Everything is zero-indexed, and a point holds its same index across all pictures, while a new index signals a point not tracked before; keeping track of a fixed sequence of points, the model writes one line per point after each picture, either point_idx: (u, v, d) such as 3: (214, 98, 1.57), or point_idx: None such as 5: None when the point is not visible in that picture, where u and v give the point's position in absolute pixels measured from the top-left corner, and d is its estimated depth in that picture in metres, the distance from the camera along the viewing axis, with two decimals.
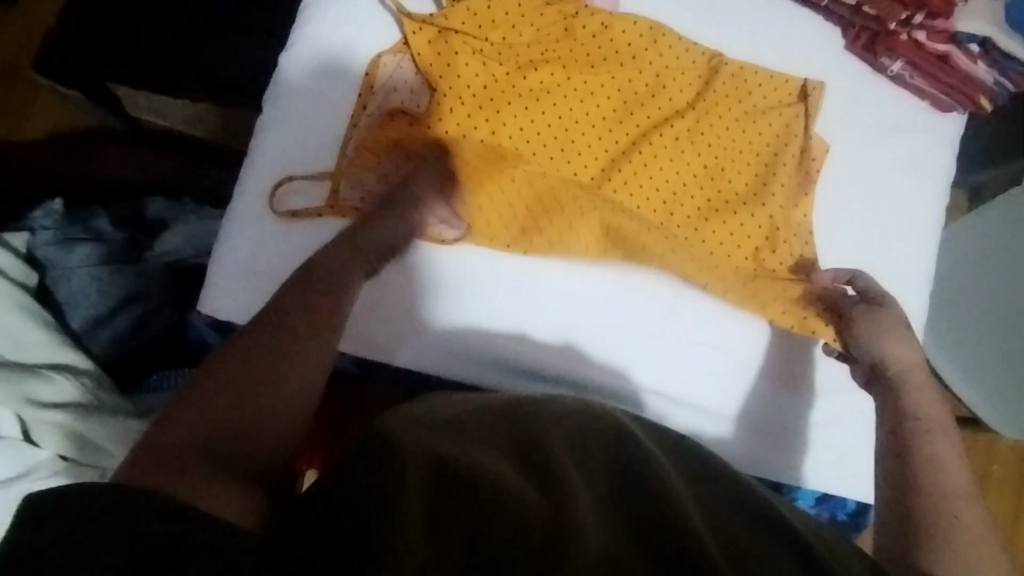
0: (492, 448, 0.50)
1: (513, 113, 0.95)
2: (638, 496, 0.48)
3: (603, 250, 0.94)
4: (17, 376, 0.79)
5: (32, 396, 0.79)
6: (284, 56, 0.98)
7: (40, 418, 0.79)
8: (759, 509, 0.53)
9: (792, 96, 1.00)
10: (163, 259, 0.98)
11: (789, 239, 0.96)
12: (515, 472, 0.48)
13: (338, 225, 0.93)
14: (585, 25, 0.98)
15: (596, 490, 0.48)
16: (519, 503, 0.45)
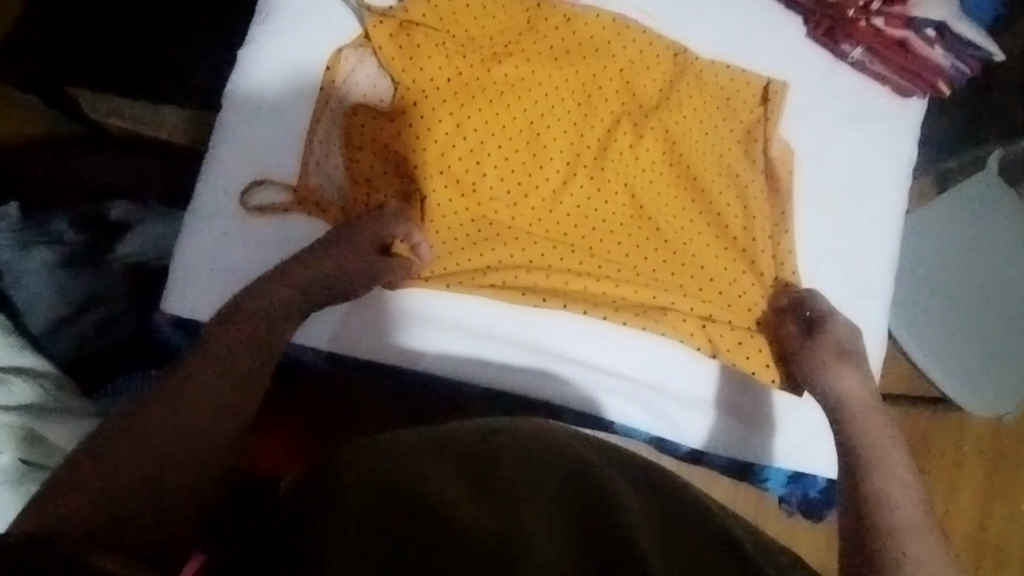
0: (452, 483, 0.54)
1: (476, 106, 0.89)
2: (597, 531, 0.52)
3: (566, 246, 0.89)
4: None
5: None
6: (246, 50, 0.93)
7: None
8: (706, 522, 0.55)
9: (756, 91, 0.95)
10: (126, 259, 0.99)
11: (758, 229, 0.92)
12: (472, 503, 0.53)
13: (307, 220, 0.89)
14: (545, 18, 0.93)
15: (554, 522, 0.52)
16: (464, 525, 0.51)
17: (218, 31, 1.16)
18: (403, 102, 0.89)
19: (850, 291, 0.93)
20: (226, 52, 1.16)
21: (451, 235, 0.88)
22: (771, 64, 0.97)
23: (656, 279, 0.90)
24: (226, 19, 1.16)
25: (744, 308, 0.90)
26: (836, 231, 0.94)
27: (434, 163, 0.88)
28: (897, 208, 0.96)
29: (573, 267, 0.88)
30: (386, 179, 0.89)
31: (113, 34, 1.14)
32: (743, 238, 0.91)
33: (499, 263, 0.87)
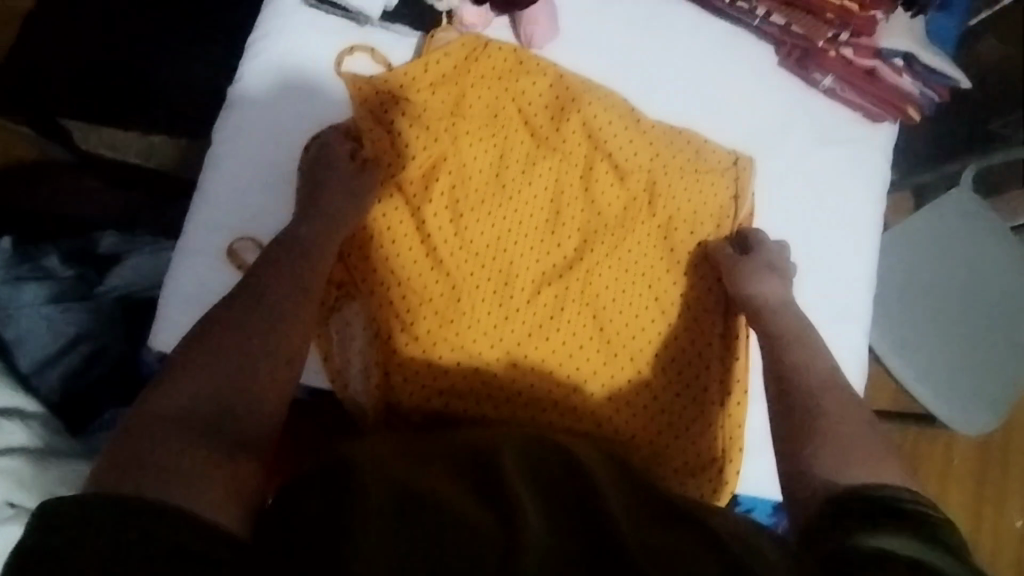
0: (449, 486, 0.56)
1: (456, 172, 0.91)
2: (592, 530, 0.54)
3: (547, 306, 0.90)
4: None
5: None
6: (230, 95, 0.94)
7: None
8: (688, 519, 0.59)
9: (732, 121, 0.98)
10: (114, 294, 1.01)
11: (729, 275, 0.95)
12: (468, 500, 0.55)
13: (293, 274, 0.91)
14: (532, 76, 0.94)
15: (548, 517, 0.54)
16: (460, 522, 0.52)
17: (210, 63, 1.17)
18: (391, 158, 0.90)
19: (831, 317, 0.96)
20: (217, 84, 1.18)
21: (434, 299, 0.88)
22: (748, 95, 0.99)
23: (631, 335, 0.92)
24: (215, 48, 1.17)
25: (711, 353, 0.93)
26: (814, 257, 0.97)
27: (416, 226, 0.90)
28: (873, 231, 0.99)
29: (551, 325, 0.90)
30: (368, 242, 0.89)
31: (105, 64, 1.15)
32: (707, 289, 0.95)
33: (476, 322, 0.89)
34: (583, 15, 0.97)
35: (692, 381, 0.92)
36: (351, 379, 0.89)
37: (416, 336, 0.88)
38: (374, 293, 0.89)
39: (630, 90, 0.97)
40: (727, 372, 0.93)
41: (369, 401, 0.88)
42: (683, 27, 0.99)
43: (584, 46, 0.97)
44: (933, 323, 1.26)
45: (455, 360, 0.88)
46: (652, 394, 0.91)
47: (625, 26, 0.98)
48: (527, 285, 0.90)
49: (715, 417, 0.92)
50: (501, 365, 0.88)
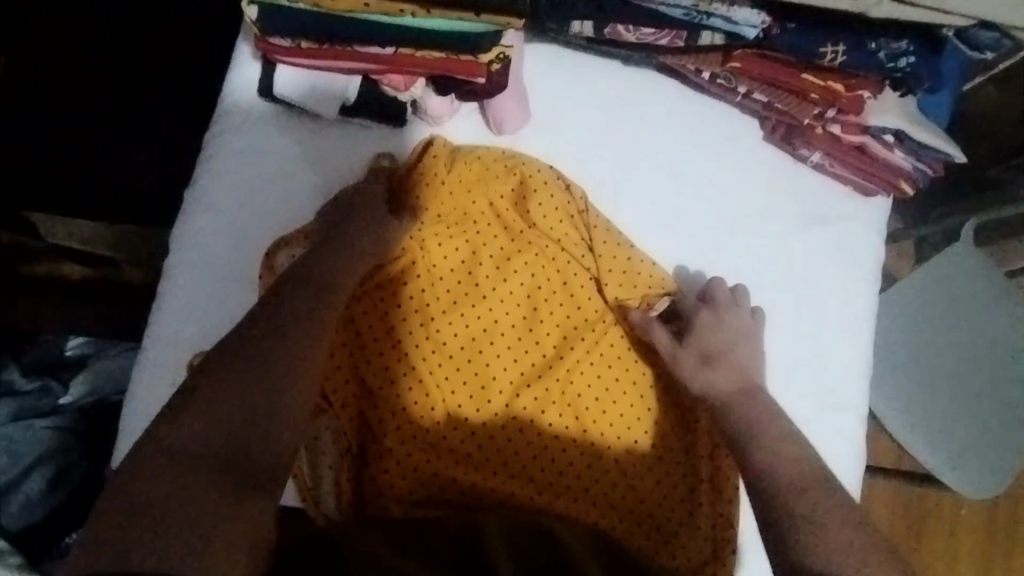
0: None
1: (427, 270, 0.86)
2: None
3: (529, 406, 0.84)
4: None
5: None
6: (189, 195, 0.88)
7: None
8: None
9: (718, 201, 0.94)
10: (76, 404, 0.96)
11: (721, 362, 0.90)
12: None
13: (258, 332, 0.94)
14: (505, 161, 0.88)
15: None
16: None
17: (174, 145, 1.12)
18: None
19: (828, 406, 0.90)
20: (182, 167, 1.13)
21: (405, 407, 0.82)
22: (734, 174, 0.94)
23: (615, 436, 0.85)
24: (180, 129, 1.13)
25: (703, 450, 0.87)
26: (810, 339, 0.92)
27: (384, 328, 0.84)
28: (870, 313, 0.94)
29: (530, 430, 0.84)
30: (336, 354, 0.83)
31: (65, 149, 1.10)
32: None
33: (453, 429, 0.82)
34: (554, 101, 0.93)
35: (681, 481, 0.86)
36: (322, 496, 0.82)
37: (387, 450, 0.81)
38: (343, 405, 0.83)
39: (608, 173, 0.93)
40: (722, 468, 0.86)
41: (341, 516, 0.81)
42: (661, 106, 0.94)
43: (557, 133, 0.93)
44: (939, 381, 1.13)
45: (429, 472, 0.81)
46: (640, 498, 0.84)
47: (599, 110, 0.94)
48: (505, 385, 0.85)
49: (710, 519, 0.85)
50: (481, 474, 0.82)
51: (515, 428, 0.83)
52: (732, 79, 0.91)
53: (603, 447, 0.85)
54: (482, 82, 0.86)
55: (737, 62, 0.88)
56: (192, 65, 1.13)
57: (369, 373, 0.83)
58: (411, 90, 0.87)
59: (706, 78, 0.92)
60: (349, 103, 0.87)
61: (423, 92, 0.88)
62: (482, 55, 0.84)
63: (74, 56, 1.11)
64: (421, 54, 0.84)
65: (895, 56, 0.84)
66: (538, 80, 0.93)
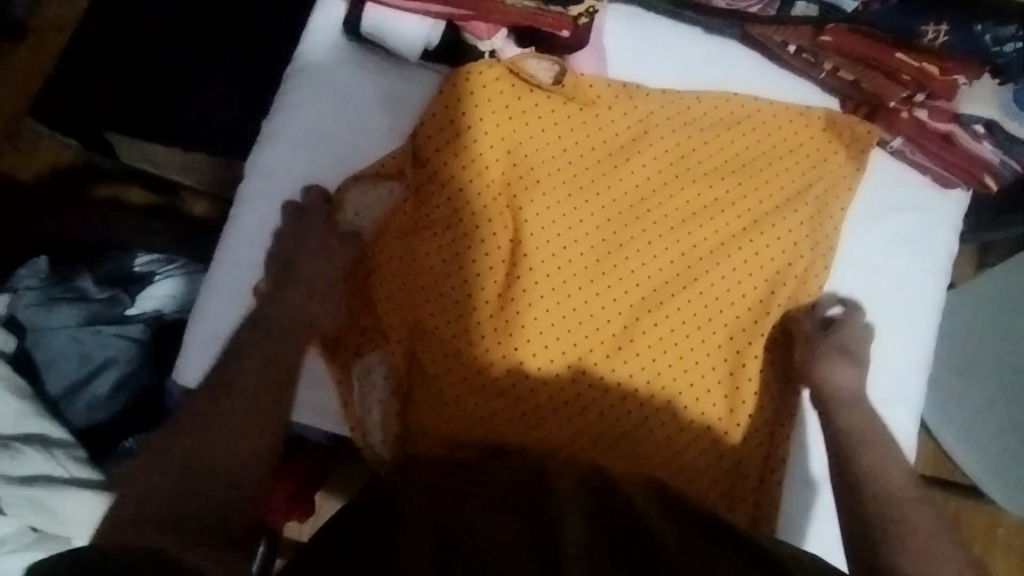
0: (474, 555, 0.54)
1: (493, 218, 0.86)
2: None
3: (580, 354, 0.86)
4: None
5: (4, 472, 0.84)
6: (266, 123, 0.91)
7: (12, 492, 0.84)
8: None
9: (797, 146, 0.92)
10: (142, 317, 0.99)
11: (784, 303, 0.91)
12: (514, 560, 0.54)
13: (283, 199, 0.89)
14: (582, 98, 0.89)
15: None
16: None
17: (260, 87, 1.14)
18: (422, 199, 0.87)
19: (885, 389, 0.91)
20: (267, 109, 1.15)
21: (458, 351, 0.84)
22: (812, 158, 0.91)
23: (668, 402, 0.87)
24: (265, 68, 1.15)
25: (749, 429, 0.90)
26: (895, 319, 0.92)
27: (444, 270, 0.86)
28: (933, 305, 0.93)
29: (588, 391, 0.86)
30: (404, 283, 0.86)
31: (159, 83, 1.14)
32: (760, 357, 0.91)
33: (507, 375, 0.84)
34: (633, 64, 0.92)
35: (722, 447, 0.88)
36: (370, 428, 0.86)
37: (446, 398, 0.84)
38: (405, 343, 0.86)
39: (681, 136, 0.91)
40: (771, 452, 0.89)
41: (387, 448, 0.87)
42: (738, 69, 0.93)
43: (632, 93, 0.90)
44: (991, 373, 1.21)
45: (475, 416, 0.83)
46: (684, 468, 0.87)
47: (677, 78, 0.92)
48: (562, 332, 0.86)
49: (752, 492, 0.89)
50: (533, 415, 0.84)
51: (569, 375, 0.86)
52: (819, 55, 0.88)
53: (653, 397, 0.87)
54: (568, 35, 0.87)
55: (828, 36, 0.86)
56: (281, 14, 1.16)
57: (417, 323, 0.85)
58: (492, 40, 0.88)
59: (791, 52, 0.90)
60: (433, 47, 0.89)
61: (502, 42, 0.88)
62: (573, 7, 0.86)
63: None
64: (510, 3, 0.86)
65: (1002, 41, 0.80)
66: (618, 41, 0.92)
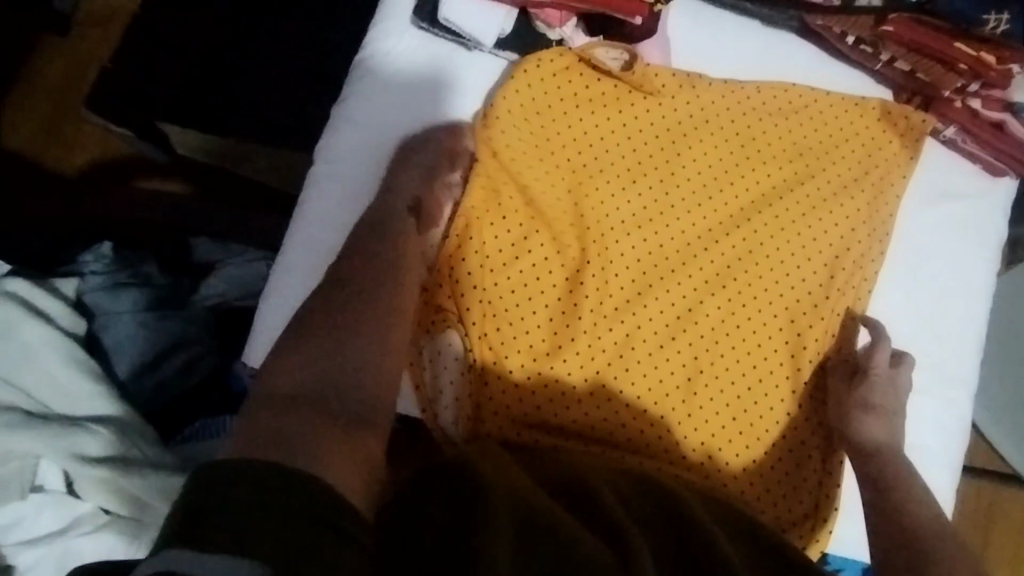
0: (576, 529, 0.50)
1: (560, 205, 0.89)
2: None
3: (646, 338, 0.89)
4: (68, 432, 0.85)
5: (80, 451, 0.84)
6: (338, 109, 0.93)
7: (83, 472, 0.84)
8: None
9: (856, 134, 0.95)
10: (207, 301, 1.06)
11: (844, 289, 0.93)
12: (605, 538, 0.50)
13: (358, 183, 0.92)
14: (648, 88, 0.92)
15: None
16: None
17: (320, 85, 1.16)
18: (495, 184, 0.89)
19: (935, 378, 0.94)
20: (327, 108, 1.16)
21: (528, 334, 0.87)
22: (867, 151, 0.95)
23: (731, 383, 0.90)
24: (327, 67, 1.17)
25: (809, 413, 0.93)
26: (946, 305, 0.95)
27: (516, 255, 0.88)
28: (985, 293, 0.96)
29: (657, 372, 0.88)
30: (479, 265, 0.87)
31: (222, 79, 1.17)
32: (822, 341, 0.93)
33: (576, 358, 0.86)
34: (697, 55, 0.96)
35: (780, 431, 0.92)
36: (441, 409, 0.87)
37: (521, 379, 0.86)
38: (482, 322, 0.86)
39: (742, 125, 0.94)
40: (834, 435, 0.92)
41: (459, 432, 0.87)
42: (796, 61, 0.96)
43: (696, 81, 0.93)
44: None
45: (544, 398, 0.86)
46: (747, 446, 0.90)
47: (740, 68, 0.96)
48: (628, 316, 0.88)
49: (814, 474, 0.92)
50: (601, 399, 0.86)
51: (635, 358, 0.88)
52: (878, 45, 0.92)
53: (716, 381, 0.90)
54: (638, 23, 0.90)
55: (890, 25, 0.88)
56: (342, 14, 1.18)
57: (491, 305, 0.87)
58: (563, 28, 0.91)
59: (849, 44, 0.94)
60: (504, 36, 0.92)
61: (572, 32, 0.92)
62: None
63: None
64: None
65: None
66: (681, 31, 0.96)
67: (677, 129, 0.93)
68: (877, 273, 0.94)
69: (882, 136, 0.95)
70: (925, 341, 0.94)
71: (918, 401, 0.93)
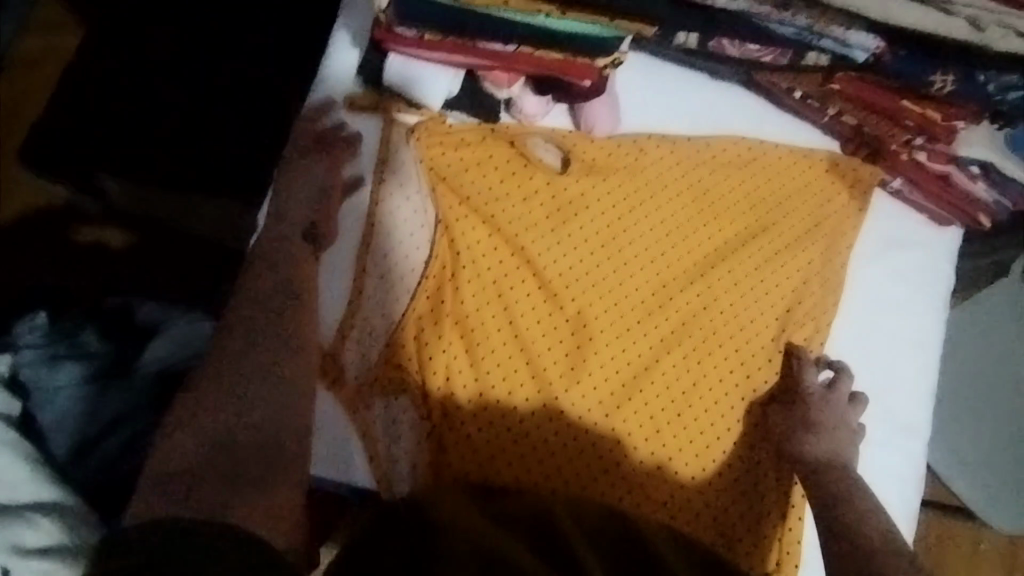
0: None
1: (512, 265, 0.87)
2: None
3: (603, 399, 0.87)
4: (4, 523, 0.79)
5: (19, 543, 0.79)
6: (282, 174, 0.90)
7: (26, 565, 0.77)
8: None
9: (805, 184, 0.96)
10: (153, 368, 0.98)
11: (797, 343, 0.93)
12: None
13: None
14: (598, 147, 0.91)
15: None
16: None
17: (266, 139, 1.12)
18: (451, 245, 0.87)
19: (890, 430, 0.93)
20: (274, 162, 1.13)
21: (483, 400, 0.84)
22: (814, 202, 0.96)
23: (688, 441, 0.89)
24: (273, 120, 1.12)
25: (769, 466, 0.91)
26: (897, 351, 0.95)
27: (469, 318, 0.85)
28: (937, 340, 0.97)
29: (615, 433, 0.86)
30: (440, 329, 0.84)
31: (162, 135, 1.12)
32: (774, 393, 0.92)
33: (531, 422, 0.84)
34: (646, 112, 0.95)
35: (738, 488, 0.90)
36: (396, 480, 0.84)
37: (479, 444, 0.84)
38: (438, 390, 0.84)
39: (693, 179, 0.94)
40: (793, 488, 0.91)
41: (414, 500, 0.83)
42: (745, 116, 0.96)
43: (646, 138, 0.93)
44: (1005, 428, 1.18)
45: (502, 464, 0.83)
46: (705, 503, 0.89)
47: (690, 123, 0.96)
48: (586, 379, 0.86)
49: (774, 529, 0.90)
50: (558, 462, 0.85)
51: (593, 421, 0.86)
52: (825, 100, 0.93)
53: (673, 440, 0.88)
54: (589, 85, 0.87)
55: (837, 83, 0.89)
56: (287, 64, 1.14)
57: (443, 371, 0.84)
58: (511, 88, 0.88)
59: (797, 98, 0.94)
60: (452, 98, 0.89)
61: (520, 91, 0.90)
62: (601, 59, 0.83)
63: (184, 51, 1.14)
64: (539, 54, 0.84)
65: (1004, 89, 0.84)
66: (630, 88, 0.95)
67: (629, 185, 0.92)
68: (827, 325, 0.94)
69: (829, 187, 0.96)
70: (877, 391, 0.94)
71: (872, 451, 0.93)
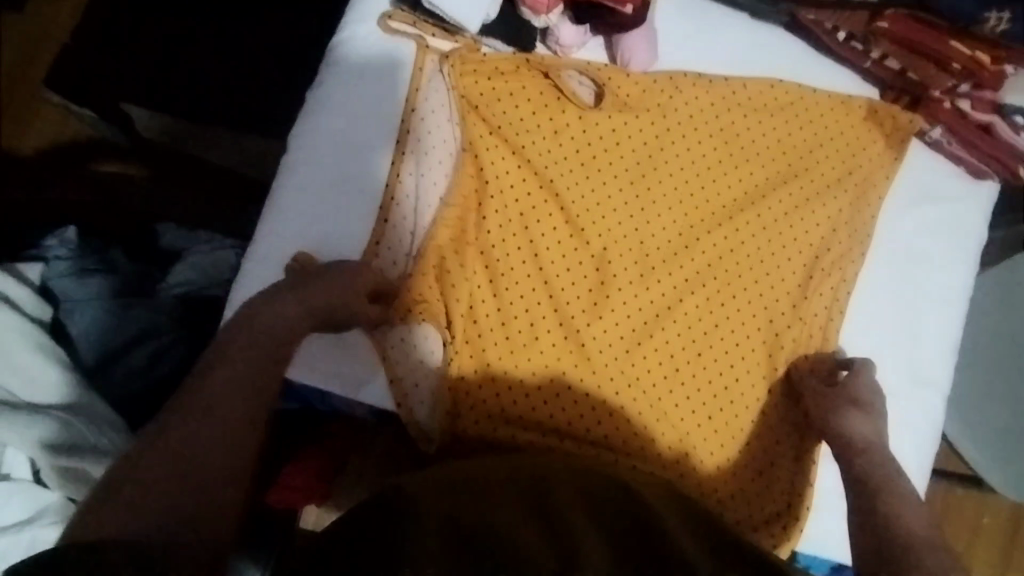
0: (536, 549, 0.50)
1: (540, 199, 0.87)
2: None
3: (624, 336, 0.86)
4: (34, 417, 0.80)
5: (47, 439, 0.80)
6: (312, 95, 0.88)
7: (54, 462, 0.79)
8: None
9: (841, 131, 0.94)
10: (173, 291, 1.01)
11: (822, 291, 0.92)
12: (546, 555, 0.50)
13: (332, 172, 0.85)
14: (632, 83, 0.90)
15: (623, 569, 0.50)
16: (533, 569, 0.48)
17: (294, 70, 1.12)
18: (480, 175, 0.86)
19: (909, 382, 0.93)
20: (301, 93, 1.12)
21: (505, 330, 0.84)
22: (849, 149, 0.94)
23: (708, 383, 0.88)
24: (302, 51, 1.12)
25: (784, 411, 0.91)
26: (924, 304, 0.94)
27: (496, 249, 0.85)
28: (964, 295, 0.95)
29: (635, 370, 0.86)
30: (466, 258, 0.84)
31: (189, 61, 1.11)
32: (799, 341, 0.92)
33: (552, 355, 0.84)
34: (683, 49, 0.93)
35: (754, 432, 0.90)
36: (416, 405, 0.82)
37: (500, 374, 0.83)
38: (461, 317, 0.83)
39: (728, 121, 0.92)
40: (807, 433, 0.91)
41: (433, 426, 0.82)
42: (784, 57, 0.95)
43: (683, 75, 0.91)
44: None
45: (522, 395, 0.83)
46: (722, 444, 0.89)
47: (728, 62, 0.94)
48: (609, 315, 0.86)
49: (788, 474, 0.90)
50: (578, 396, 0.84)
51: (614, 357, 0.85)
52: (870, 42, 0.92)
53: (692, 380, 0.88)
54: (630, 11, 0.86)
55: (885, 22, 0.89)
56: None
57: (467, 300, 0.84)
58: (549, 16, 0.88)
59: (841, 39, 0.93)
60: (489, 23, 0.89)
61: (558, 19, 0.89)
62: None
63: None
64: None
65: None
66: (668, 23, 0.93)
67: (662, 123, 0.90)
68: (854, 274, 0.93)
69: (864, 135, 0.94)
70: (901, 342, 0.93)
71: (893, 402, 0.92)
